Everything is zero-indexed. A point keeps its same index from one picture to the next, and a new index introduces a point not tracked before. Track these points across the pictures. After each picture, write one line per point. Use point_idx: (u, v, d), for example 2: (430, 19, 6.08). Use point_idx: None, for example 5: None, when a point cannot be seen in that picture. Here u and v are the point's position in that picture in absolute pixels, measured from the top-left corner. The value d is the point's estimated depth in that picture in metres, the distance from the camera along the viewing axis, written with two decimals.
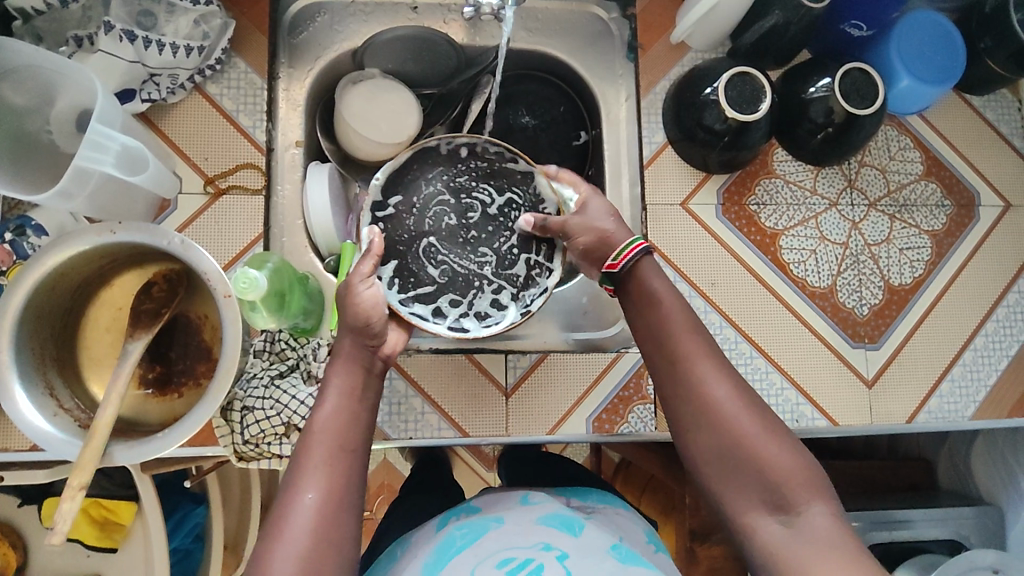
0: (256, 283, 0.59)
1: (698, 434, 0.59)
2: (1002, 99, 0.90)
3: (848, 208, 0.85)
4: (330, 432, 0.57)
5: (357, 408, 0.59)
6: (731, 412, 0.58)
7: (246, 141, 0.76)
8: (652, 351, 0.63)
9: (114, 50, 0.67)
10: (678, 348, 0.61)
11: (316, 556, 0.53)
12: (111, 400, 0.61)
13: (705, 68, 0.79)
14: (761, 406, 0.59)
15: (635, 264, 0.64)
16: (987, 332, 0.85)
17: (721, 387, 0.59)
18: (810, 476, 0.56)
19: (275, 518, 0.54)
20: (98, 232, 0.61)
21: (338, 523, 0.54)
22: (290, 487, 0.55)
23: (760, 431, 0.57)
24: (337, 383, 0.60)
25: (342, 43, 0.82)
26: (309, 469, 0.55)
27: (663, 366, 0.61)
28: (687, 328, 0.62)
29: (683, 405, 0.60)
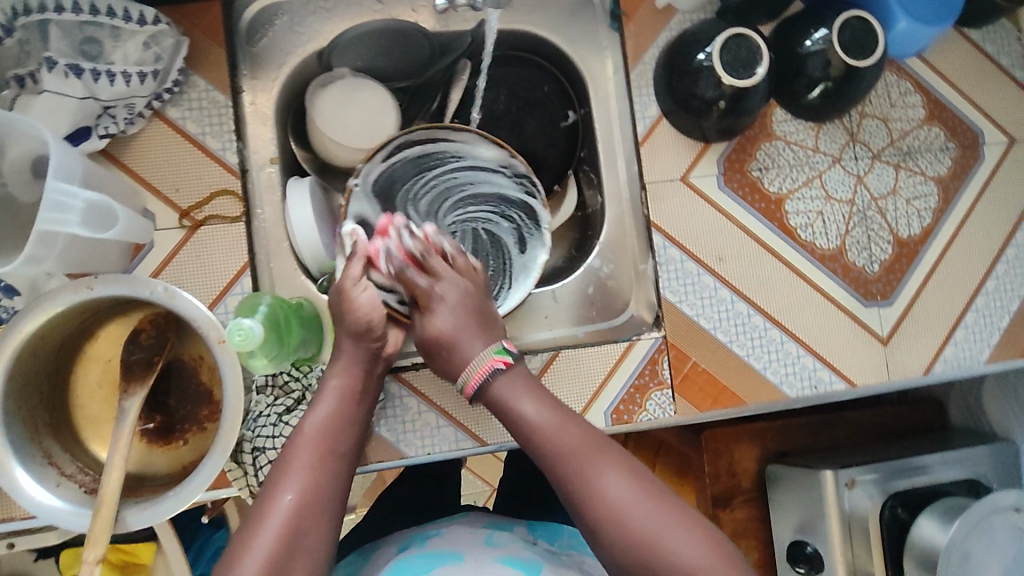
0: (252, 331, 0.53)
1: (599, 537, 0.56)
2: (1001, 30, 0.86)
3: (852, 162, 0.82)
4: (317, 435, 0.59)
5: (345, 414, 0.62)
6: (630, 514, 0.56)
7: (217, 165, 0.71)
8: (545, 463, 0.60)
9: (62, 89, 0.62)
10: (571, 461, 0.58)
11: (287, 553, 0.54)
12: (115, 462, 0.58)
13: (696, 31, 0.75)
14: (660, 488, 0.58)
15: (486, 385, 0.62)
16: (997, 275, 0.84)
17: (614, 485, 0.57)
18: (722, 561, 0.55)
19: (253, 514, 0.55)
20: (74, 291, 0.58)
21: (312, 525, 0.56)
22: (271, 485, 0.56)
23: (668, 523, 0.56)
24: (334, 387, 0.63)
25: (306, 46, 0.77)
26: (292, 469, 0.57)
27: (557, 479, 0.59)
28: (570, 429, 0.60)
29: (589, 516, 0.57)
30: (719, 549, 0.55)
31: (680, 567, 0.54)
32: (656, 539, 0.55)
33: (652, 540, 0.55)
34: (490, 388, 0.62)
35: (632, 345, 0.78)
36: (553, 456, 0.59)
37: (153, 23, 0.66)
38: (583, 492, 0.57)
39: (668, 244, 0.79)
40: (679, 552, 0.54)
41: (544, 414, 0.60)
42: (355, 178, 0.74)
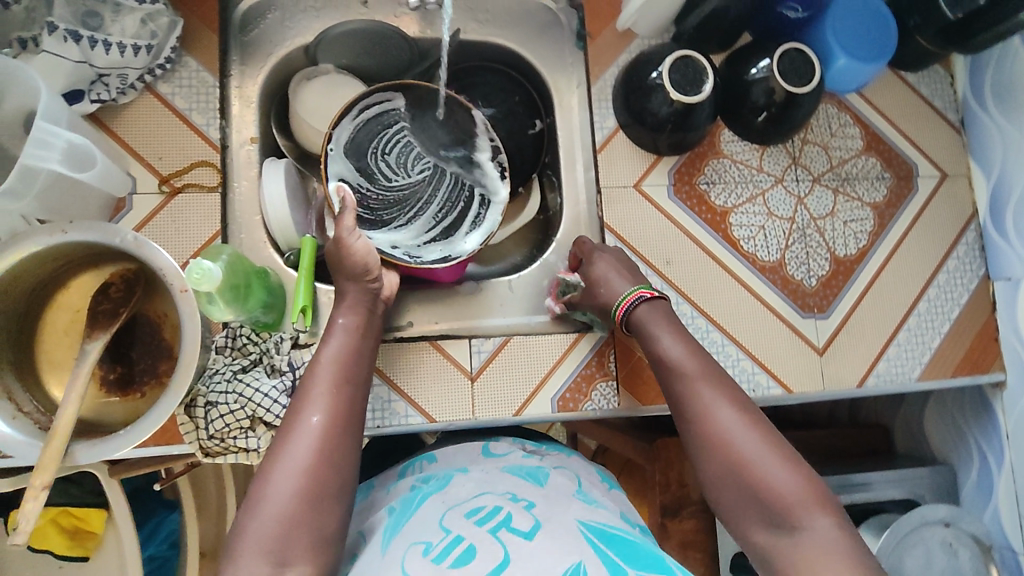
0: (211, 274, 0.56)
1: (707, 462, 0.62)
2: (935, 75, 0.94)
3: (793, 184, 0.88)
4: (333, 366, 0.65)
5: (354, 346, 0.68)
6: (737, 442, 0.61)
7: (199, 139, 0.76)
8: (670, 391, 0.67)
9: (60, 51, 0.66)
10: (685, 394, 0.65)
11: (317, 471, 0.59)
12: (72, 398, 0.61)
13: (651, 53, 0.82)
14: (764, 423, 0.62)
15: (631, 313, 0.72)
16: (929, 298, 0.90)
17: (724, 411, 0.63)
18: (811, 497, 0.58)
19: (281, 433, 0.61)
20: (50, 233, 0.61)
21: (337, 446, 0.61)
22: (295, 409, 0.62)
23: (768, 455, 0.60)
24: (343, 324, 0.69)
25: (293, 40, 0.83)
26: (312, 396, 0.63)
27: (675, 401, 0.66)
28: (691, 360, 0.67)
29: (694, 440, 0.63)
30: (814, 485, 0.59)
31: (772, 492, 0.58)
32: (754, 465, 0.60)
33: (748, 463, 0.60)
34: (632, 317, 0.72)
35: (580, 338, 0.82)
36: (675, 378, 0.66)
37: (151, 2, 0.72)
38: (694, 412, 0.64)
39: (619, 244, 0.84)
40: (773, 481, 0.59)
41: (682, 349, 0.68)
42: (330, 143, 0.80)
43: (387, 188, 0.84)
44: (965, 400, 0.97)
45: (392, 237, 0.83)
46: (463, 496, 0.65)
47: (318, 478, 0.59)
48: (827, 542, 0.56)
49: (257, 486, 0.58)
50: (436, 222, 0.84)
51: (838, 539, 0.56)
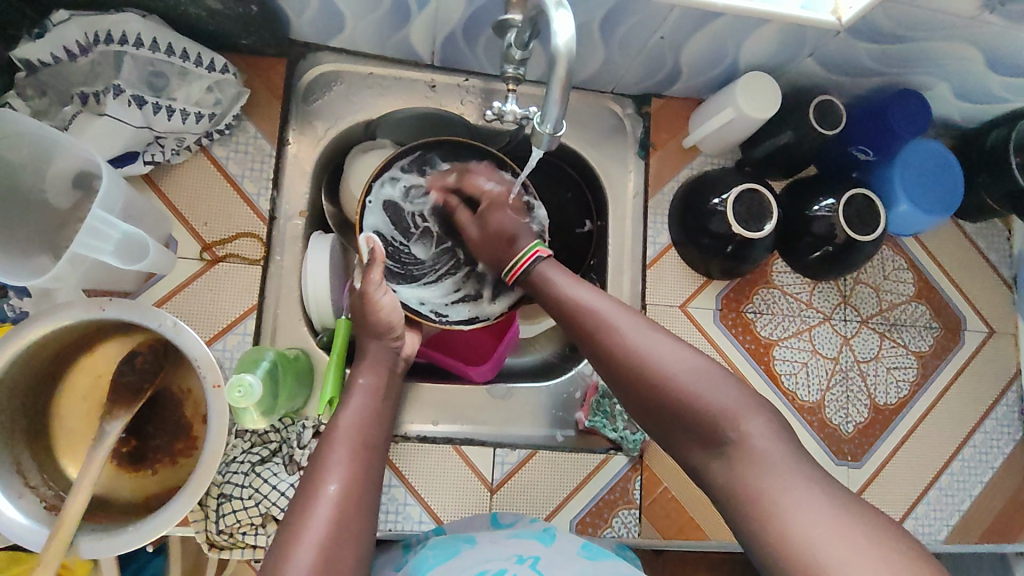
0: (252, 389, 0.54)
1: (630, 386, 0.60)
2: (994, 229, 0.93)
3: (841, 323, 0.87)
4: (351, 434, 0.63)
5: (374, 413, 0.66)
6: (654, 355, 0.59)
7: (248, 208, 0.74)
8: (573, 328, 0.65)
9: (122, 116, 0.64)
10: (590, 322, 0.63)
11: (333, 540, 0.55)
12: (83, 486, 0.59)
13: (717, 177, 0.80)
14: (680, 343, 0.60)
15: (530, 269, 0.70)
16: (964, 457, 0.87)
17: (636, 339, 0.60)
18: (735, 398, 0.55)
19: (298, 506, 0.57)
20: (85, 309, 0.59)
21: (353, 515, 0.58)
22: (312, 477, 0.59)
23: (687, 365, 0.58)
24: (363, 384, 0.68)
25: (357, 115, 0.81)
26: (329, 463, 0.60)
27: (582, 337, 0.64)
28: (594, 296, 0.64)
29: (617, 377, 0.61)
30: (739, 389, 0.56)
31: (699, 398, 0.56)
32: (676, 380, 0.57)
33: (670, 378, 0.57)
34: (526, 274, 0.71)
35: (607, 460, 0.79)
36: (578, 315, 0.64)
37: (220, 71, 0.70)
38: (604, 334, 0.62)
39: None
40: (700, 391, 0.56)
41: (574, 286, 0.66)
42: (370, 195, 0.76)
43: (421, 245, 0.80)
44: None
45: (420, 294, 0.79)
46: (468, 565, 0.60)
47: (333, 547, 0.55)
48: (762, 446, 0.52)
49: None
50: (467, 282, 0.80)
51: (771, 443, 0.52)
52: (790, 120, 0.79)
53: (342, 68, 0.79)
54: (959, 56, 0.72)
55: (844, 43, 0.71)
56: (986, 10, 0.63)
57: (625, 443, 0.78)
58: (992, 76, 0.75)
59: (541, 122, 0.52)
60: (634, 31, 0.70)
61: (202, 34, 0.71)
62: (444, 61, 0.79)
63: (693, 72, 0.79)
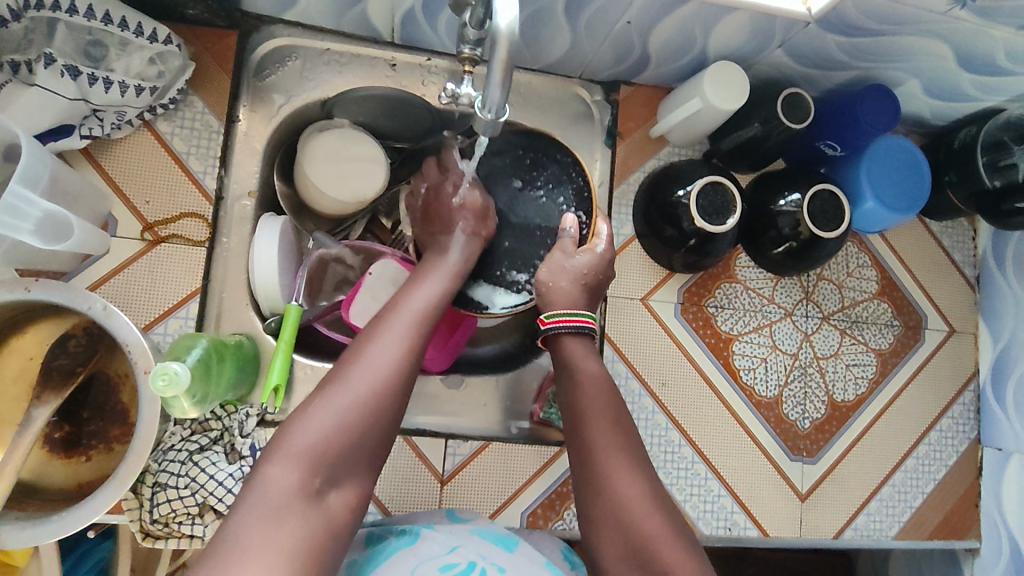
0: (178, 377, 0.52)
1: (604, 525, 0.56)
2: (958, 228, 0.93)
3: (803, 319, 0.86)
4: (422, 303, 0.60)
5: (445, 292, 0.63)
6: (640, 508, 0.55)
7: (194, 187, 0.71)
8: (574, 437, 0.61)
9: (54, 87, 0.61)
10: (595, 439, 0.59)
11: (392, 385, 0.53)
12: (6, 473, 0.57)
13: (682, 168, 0.78)
14: (669, 502, 0.57)
15: (559, 334, 0.66)
16: (918, 455, 0.88)
17: (632, 484, 0.57)
18: None
19: (349, 357, 0.54)
20: (10, 289, 0.57)
21: (402, 384, 0.54)
22: (368, 335, 0.56)
23: (669, 533, 0.54)
24: (443, 264, 0.66)
25: (313, 92, 0.78)
26: (392, 328, 0.56)
27: (581, 452, 0.60)
28: (604, 410, 0.61)
29: (600, 504, 0.57)
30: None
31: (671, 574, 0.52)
32: (654, 543, 0.54)
33: (650, 539, 0.54)
34: (554, 347, 0.66)
35: (561, 453, 0.78)
36: (586, 428, 0.60)
37: (164, 42, 0.67)
38: (601, 465, 0.58)
39: (616, 358, 0.81)
40: (673, 567, 0.52)
41: (594, 393, 0.62)
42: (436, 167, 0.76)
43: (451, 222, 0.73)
44: (935, 558, 0.94)
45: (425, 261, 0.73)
46: (436, 551, 0.59)
47: (382, 396, 0.52)
48: None
49: (301, 411, 0.51)
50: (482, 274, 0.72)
51: None
52: (758, 113, 0.77)
53: (297, 42, 0.76)
54: (929, 51, 0.70)
55: (814, 35, 0.69)
56: (957, 5, 0.61)
57: None
58: (963, 73, 0.74)
59: (484, 107, 0.51)
60: (600, 14, 0.68)
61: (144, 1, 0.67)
62: (405, 39, 0.76)
63: (662, 59, 0.77)
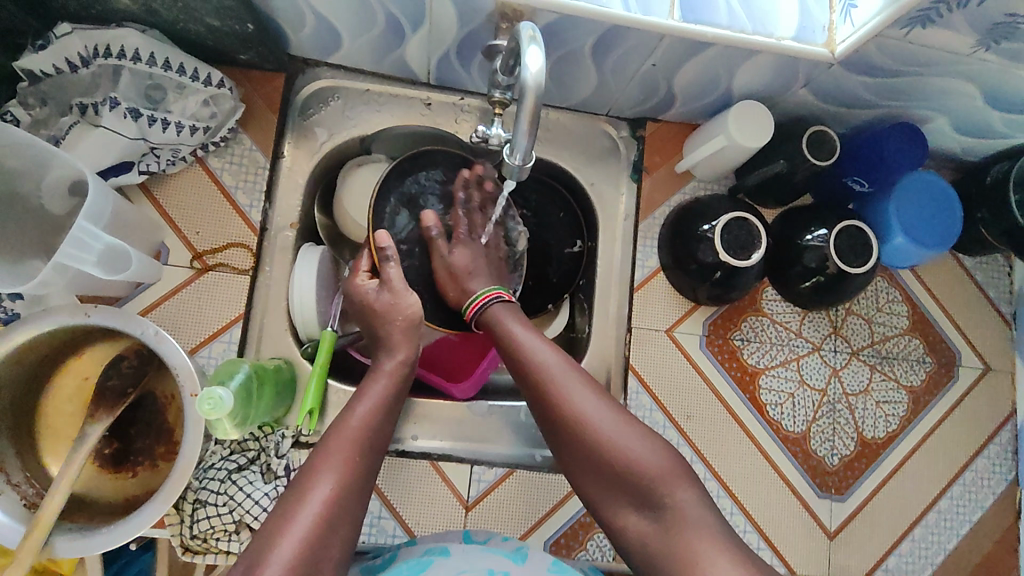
0: (222, 402, 0.55)
1: (571, 448, 0.60)
2: (993, 263, 0.92)
3: (831, 354, 0.86)
4: (354, 436, 0.59)
5: (385, 410, 0.63)
6: (594, 416, 0.59)
7: (240, 220, 0.76)
8: (518, 375, 0.64)
9: (117, 128, 0.66)
10: (538, 370, 0.62)
11: (320, 534, 0.52)
12: (60, 487, 0.60)
13: (707, 204, 0.80)
14: (623, 408, 0.61)
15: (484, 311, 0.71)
16: (952, 495, 0.86)
17: (579, 397, 0.60)
18: (673, 470, 0.57)
19: (289, 499, 0.54)
20: (71, 315, 0.61)
21: (345, 515, 0.55)
22: (304, 479, 0.55)
23: (626, 431, 0.59)
24: (381, 386, 0.65)
25: (353, 130, 0.82)
26: (328, 465, 0.56)
27: (528, 389, 0.63)
28: (543, 347, 0.64)
29: (560, 425, 0.60)
30: (676, 461, 0.58)
31: (639, 470, 0.57)
32: (612, 442, 0.58)
33: (612, 441, 0.58)
34: (489, 317, 0.70)
35: None
36: (528, 366, 0.63)
37: (217, 86, 0.72)
38: (550, 395, 0.61)
39: (641, 389, 0.82)
40: (637, 460, 0.57)
41: (528, 336, 0.65)
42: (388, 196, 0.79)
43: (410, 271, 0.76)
44: None
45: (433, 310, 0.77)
46: None
47: (318, 542, 0.52)
48: (698, 522, 0.55)
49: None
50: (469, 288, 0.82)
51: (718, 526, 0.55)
52: (784, 149, 0.78)
53: (339, 83, 0.81)
54: (956, 91, 0.71)
55: (838, 75, 0.70)
56: (981, 48, 0.62)
57: None
58: (992, 111, 0.74)
59: (512, 153, 0.54)
60: (626, 57, 0.70)
61: (200, 47, 0.72)
62: (440, 80, 0.80)
63: (688, 98, 0.79)
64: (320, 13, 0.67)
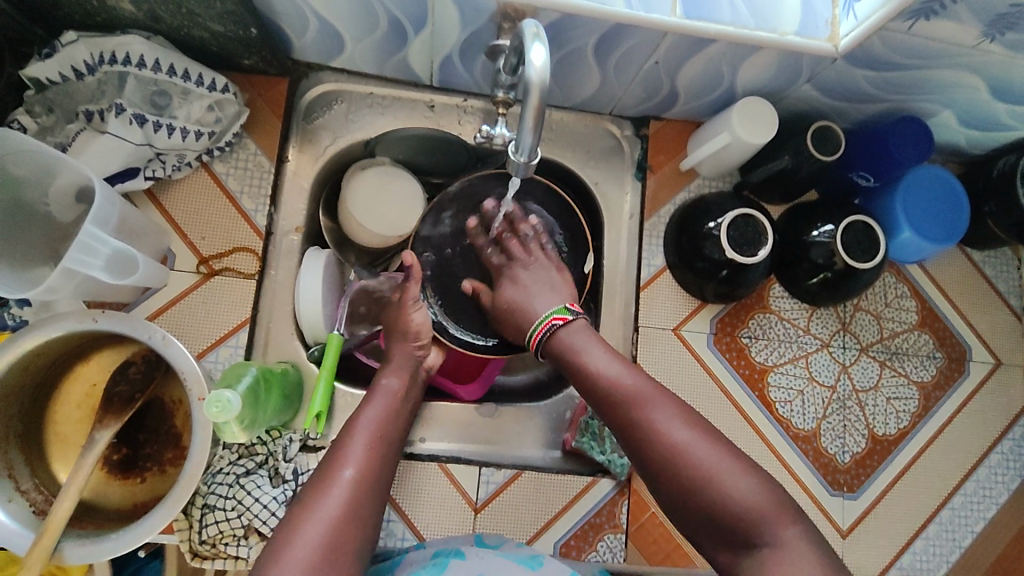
0: (229, 405, 0.55)
1: (665, 484, 0.56)
2: (1002, 256, 0.91)
3: (840, 350, 0.85)
4: (372, 428, 0.62)
5: (394, 408, 0.66)
6: (691, 453, 0.55)
7: (246, 224, 0.76)
8: (602, 406, 0.61)
9: (124, 134, 0.66)
10: (627, 402, 0.59)
11: (346, 517, 0.55)
12: (69, 493, 0.60)
13: (713, 201, 0.79)
14: (722, 440, 0.57)
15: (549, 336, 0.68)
16: (966, 491, 0.85)
17: (673, 428, 0.57)
18: (776, 505, 0.53)
19: (317, 483, 0.57)
20: (79, 320, 0.61)
21: (368, 499, 0.57)
22: (327, 465, 0.58)
23: (724, 464, 0.55)
24: (386, 385, 0.68)
25: (356, 133, 0.82)
26: (350, 454, 0.59)
27: (616, 421, 0.60)
28: (627, 376, 0.61)
29: (651, 459, 0.57)
30: (775, 494, 0.54)
31: (739, 505, 0.53)
32: (712, 477, 0.54)
33: (711, 477, 0.54)
34: (552, 346, 0.67)
35: (595, 483, 0.78)
36: (613, 397, 0.60)
37: (221, 91, 0.72)
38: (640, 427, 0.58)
39: None
40: (734, 493, 0.53)
41: (608, 362, 0.62)
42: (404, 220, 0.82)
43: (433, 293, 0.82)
44: None
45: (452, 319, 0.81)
46: None
47: (347, 523, 0.54)
48: (799, 557, 0.51)
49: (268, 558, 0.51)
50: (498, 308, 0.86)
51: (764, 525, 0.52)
52: (789, 145, 0.78)
53: (343, 87, 0.81)
54: (961, 83, 0.70)
55: (842, 70, 0.70)
56: (986, 39, 0.61)
57: (612, 468, 0.77)
58: (998, 103, 0.74)
59: (516, 152, 0.54)
60: (629, 56, 0.70)
61: (204, 53, 0.73)
62: (443, 82, 0.80)
63: (691, 96, 0.79)
64: (324, 18, 0.67)
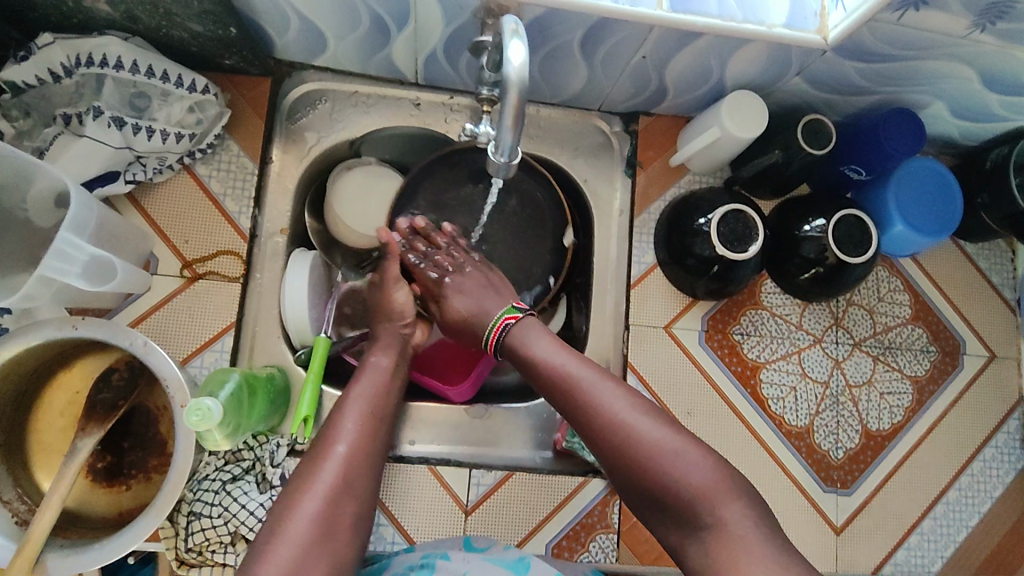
0: (211, 411, 0.55)
1: (614, 467, 0.58)
2: (996, 249, 0.90)
3: (832, 346, 0.84)
4: (364, 403, 0.63)
5: (387, 385, 0.67)
6: (636, 433, 0.56)
7: (229, 227, 0.75)
8: (550, 395, 0.62)
9: (102, 137, 0.65)
10: (573, 388, 0.60)
11: (337, 492, 0.56)
12: (51, 504, 0.59)
13: (702, 197, 0.79)
14: (668, 419, 0.58)
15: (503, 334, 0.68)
16: (961, 486, 0.84)
17: (618, 410, 0.58)
18: (720, 481, 0.54)
19: (311, 459, 0.58)
20: (59, 327, 0.60)
21: (360, 475, 0.59)
22: (323, 439, 0.60)
23: (668, 442, 0.56)
24: (376, 362, 0.68)
25: (341, 132, 0.81)
26: (341, 429, 0.60)
27: (563, 407, 0.61)
28: (573, 362, 0.62)
29: (599, 441, 0.58)
30: (721, 471, 0.55)
31: (682, 484, 0.54)
32: (657, 456, 0.55)
33: (656, 458, 0.55)
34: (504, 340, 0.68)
35: (586, 482, 0.78)
36: (559, 385, 0.61)
37: (202, 92, 0.71)
38: (587, 412, 0.59)
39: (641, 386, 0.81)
40: (677, 472, 0.54)
41: (555, 350, 0.63)
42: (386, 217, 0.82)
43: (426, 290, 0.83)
44: None
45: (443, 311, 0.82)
46: None
47: (338, 498, 0.56)
48: (744, 531, 0.51)
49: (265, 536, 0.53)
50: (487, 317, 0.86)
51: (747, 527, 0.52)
52: (779, 139, 0.77)
53: (327, 86, 0.80)
54: (953, 74, 0.69)
55: (832, 62, 0.69)
56: (977, 29, 0.60)
57: None
58: (990, 94, 0.73)
59: (497, 151, 0.53)
60: (615, 50, 0.69)
61: (184, 53, 0.71)
62: (428, 79, 0.79)
63: (679, 90, 0.78)
64: (304, 16, 0.66)
